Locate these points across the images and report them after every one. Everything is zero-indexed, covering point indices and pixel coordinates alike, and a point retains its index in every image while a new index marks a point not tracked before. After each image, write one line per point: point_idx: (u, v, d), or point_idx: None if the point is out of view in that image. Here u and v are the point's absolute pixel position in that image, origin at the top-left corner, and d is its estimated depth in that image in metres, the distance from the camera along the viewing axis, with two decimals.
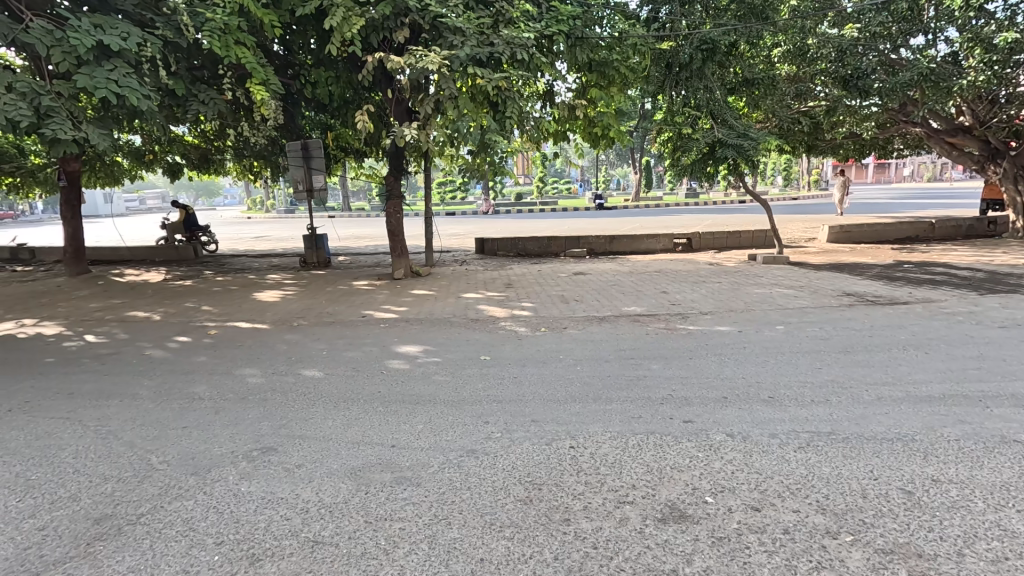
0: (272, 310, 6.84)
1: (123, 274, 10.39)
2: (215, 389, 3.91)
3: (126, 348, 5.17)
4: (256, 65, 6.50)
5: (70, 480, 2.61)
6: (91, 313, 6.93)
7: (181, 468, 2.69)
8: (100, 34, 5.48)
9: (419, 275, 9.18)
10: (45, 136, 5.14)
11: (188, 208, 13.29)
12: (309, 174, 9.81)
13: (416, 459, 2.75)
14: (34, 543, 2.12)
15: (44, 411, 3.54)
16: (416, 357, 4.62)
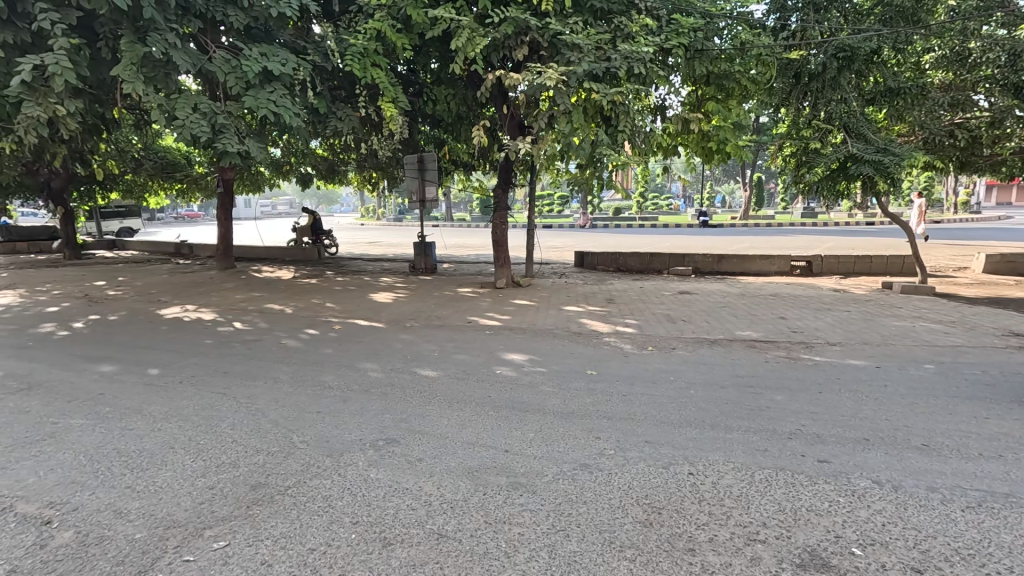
0: (386, 310, 7.33)
1: (261, 271, 11.74)
2: (341, 379, 4.26)
3: (267, 336, 5.82)
4: (388, 84, 7.10)
5: (230, 448, 2.98)
6: (237, 303, 7.90)
7: (319, 449, 2.95)
8: (266, 61, 6.31)
9: (520, 285, 9.34)
10: (218, 149, 5.98)
11: (315, 214, 14.71)
12: (423, 186, 10.40)
13: (530, 466, 2.78)
14: (206, 499, 2.44)
15: (206, 386, 4.09)
16: (522, 365, 4.69)
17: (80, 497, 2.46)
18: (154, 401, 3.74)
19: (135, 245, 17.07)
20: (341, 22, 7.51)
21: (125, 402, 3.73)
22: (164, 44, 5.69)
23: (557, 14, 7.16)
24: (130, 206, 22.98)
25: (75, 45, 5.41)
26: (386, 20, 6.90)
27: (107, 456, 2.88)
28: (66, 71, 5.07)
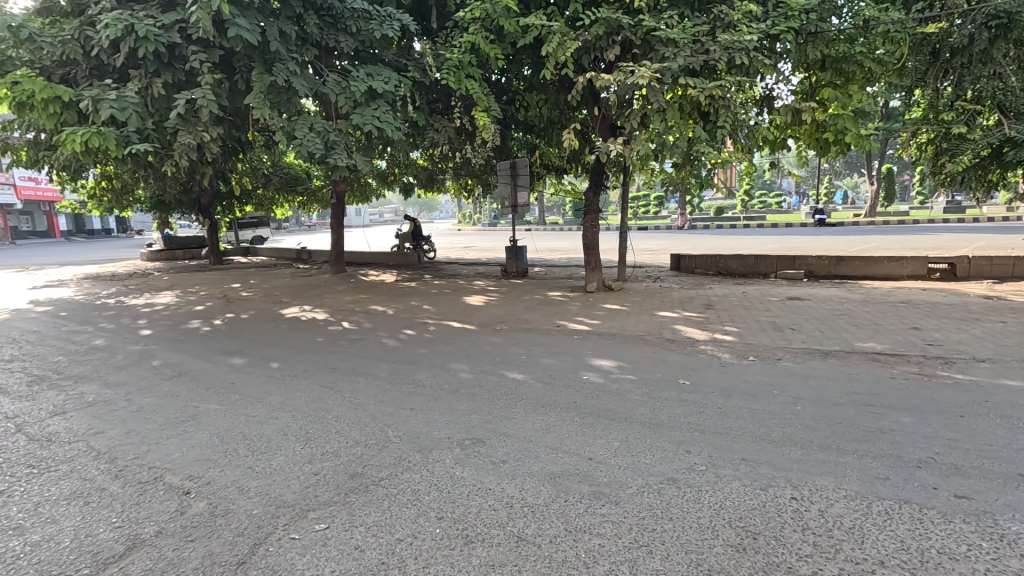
0: (478, 313, 7.56)
1: (367, 275, 12.67)
2: (434, 378, 4.47)
3: (370, 336, 6.27)
4: (482, 95, 7.34)
5: (334, 438, 3.25)
6: (346, 305, 8.60)
7: (410, 445, 3.12)
8: (371, 81, 6.83)
9: (612, 289, 9.14)
10: (330, 164, 6.58)
11: (415, 221, 15.57)
12: (515, 191, 10.57)
13: (614, 477, 2.70)
14: (312, 483, 2.68)
15: (317, 380, 4.50)
16: (610, 371, 4.58)
17: (212, 473, 2.83)
18: (274, 392, 4.20)
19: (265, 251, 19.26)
20: (439, 39, 7.89)
21: (251, 392, 4.23)
22: (287, 72, 6.37)
23: (651, 9, 6.94)
24: (262, 217, 26.03)
25: (217, 80, 6.24)
26: (480, 32, 7.13)
27: (235, 438, 3.28)
28: (210, 103, 5.86)
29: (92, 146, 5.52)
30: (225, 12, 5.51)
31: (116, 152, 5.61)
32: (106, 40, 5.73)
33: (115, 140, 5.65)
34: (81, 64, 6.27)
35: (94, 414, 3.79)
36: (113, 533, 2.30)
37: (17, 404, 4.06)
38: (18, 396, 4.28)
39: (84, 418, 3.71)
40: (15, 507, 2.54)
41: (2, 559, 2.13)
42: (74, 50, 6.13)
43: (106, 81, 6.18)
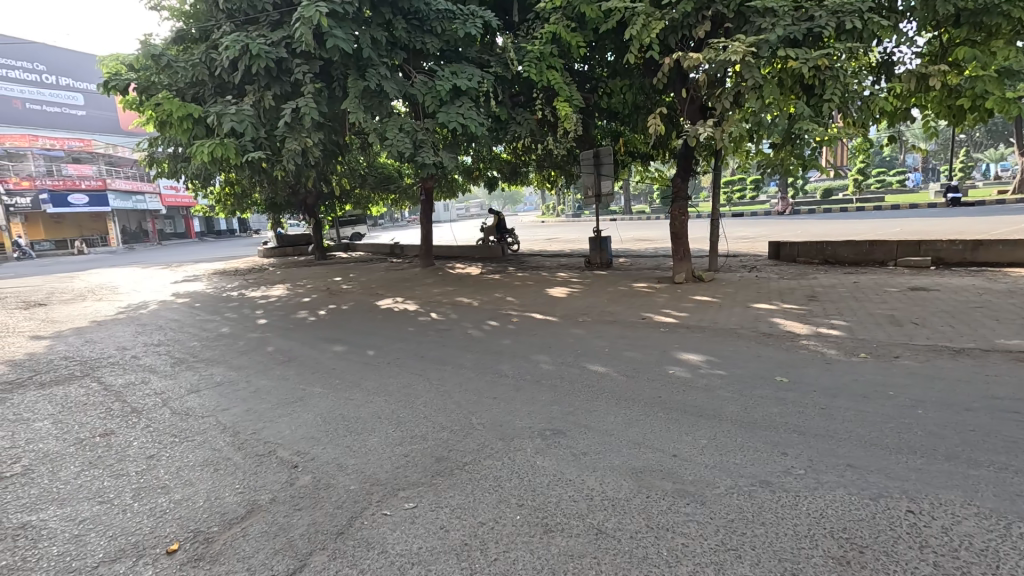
0: (561, 305, 7.54)
1: (454, 268, 13.14)
2: (516, 368, 4.55)
3: (456, 327, 6.51)
4: (563, 85, 7.29)
5: (422, 422, 3.44)
6: (434, 297, 8.98)
7: (493, 432, 3.22)
8: (456, 79, 7.04)
9: (702, 280, 8.69)
10: (419, 162, 6.89)
11: (500, 214, 15.83)
12: (599, 181, 10.37)
13: (701, 476, 2.59)
14: (402, 464, 2.86)
15: (407, 367, 4.77)
16: (698, 366, 4.37)
17: (316, 449, 3.11)
18: (369, 377, 4.52)
19: (362, 248, 20.64)
20: (521, 31, 7.93)
21: (349, 377, 4.58)
22: (378, 77, 6.76)
23: None
24: (360, 215, 27.89)
25: (318, 89, 6.77)
26: (561, 21, 7.06)
27: (336, 419, 3.58)
28: (312, 111, 6.38)
29: (216, 156, 6.24)
30: (324, 24, 5.94)
31: (236, 160, 6.29)
32: (226, 60, 6.42)
33: (235, 149, 6.34)
34: (207, 84, 7.10)
35: (221, 393, 4.32)
36: (237, 497, 2.63)
37: (163, 382, 4.73)
38: (164, 375, 4.98)
39: (214, 396, 4.24)
40: (163, 469, 2.98)
41: (153, 512, 2.52)
42: (203, 71, 6.95)
43: (227, 97, 6.94)
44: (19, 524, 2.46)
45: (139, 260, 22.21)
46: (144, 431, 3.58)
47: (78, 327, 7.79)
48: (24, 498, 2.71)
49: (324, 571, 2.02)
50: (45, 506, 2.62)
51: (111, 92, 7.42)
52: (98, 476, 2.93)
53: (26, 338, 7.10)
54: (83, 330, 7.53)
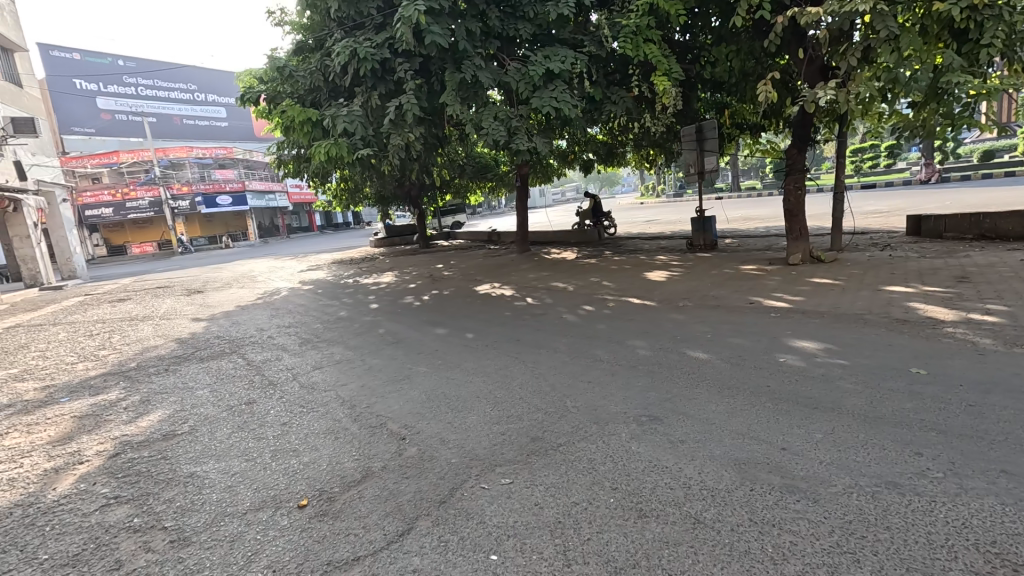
0: (659, 289, 7.27)
1: (550, 253, 13.18)
2: (611, 353, 4.49)
3: (551, 311, 6.56)
4: (661, 57, 6.94)
5: (517, 403, 3.55)
6: (530, 282, 9.10)
7: (587, 415, 3.23)
8: (549, 63, 7.01)
9: (821, 261, 7.87)
10: (513, 149, 6.98)
11: (596, 197, 15.53)
12: (702, 157, 9.74)
13: (813, 472, 2.39)
14: (499, 442, 2.98)
15: (504, 350, 4.91)
16: (814, 354, 4.00)
17: (421, 424, 3.35)
18: (468, 359, 4.74)
19: (462, 235, 21.42)
20: (615, 6, 7.65)
21: (450, 358, 4.84)
22: (474, 68, 6.91)
23: None
24: (459, 204, 28.88)
25: (418, 85, 7.13)
26: None
27: (439, 397, 3.82)
28: (413, 106, 6.74)
29: (332, 155, 6.84)
30: (422, 22, 6.21)
31: (348, 158, 6.85)
32: (338, 66, 6.99)
33: (347, 147, 6.89)
34: (323, 90, 7.77)
35: (340, 370, 4.79)
36: (354, 463, 2.92)
37: (293, 359, 5.35)
38: (294, 353, 5.63)
39: (334, 372, 4.72)
40: (294, 435, 3.39)
41: (287, 471, 2.89)
42: (319, 78, 7.63)
43: (339, 100, 7.54)
44: (188, 473, 2.95)
45: (272, 252, 24.99)
46: (279, 401, 4.09)
47: (227, 311, 9.04)
48: (192, 452, 3.25)
49: (428, 534, 2.18)
50: (206, 460, 3.12)
51: (247, 104, 8.43)
52: (244, 438, 3.42)
53: (189, 320, 8.38)
54: (231, 313, 8.71)
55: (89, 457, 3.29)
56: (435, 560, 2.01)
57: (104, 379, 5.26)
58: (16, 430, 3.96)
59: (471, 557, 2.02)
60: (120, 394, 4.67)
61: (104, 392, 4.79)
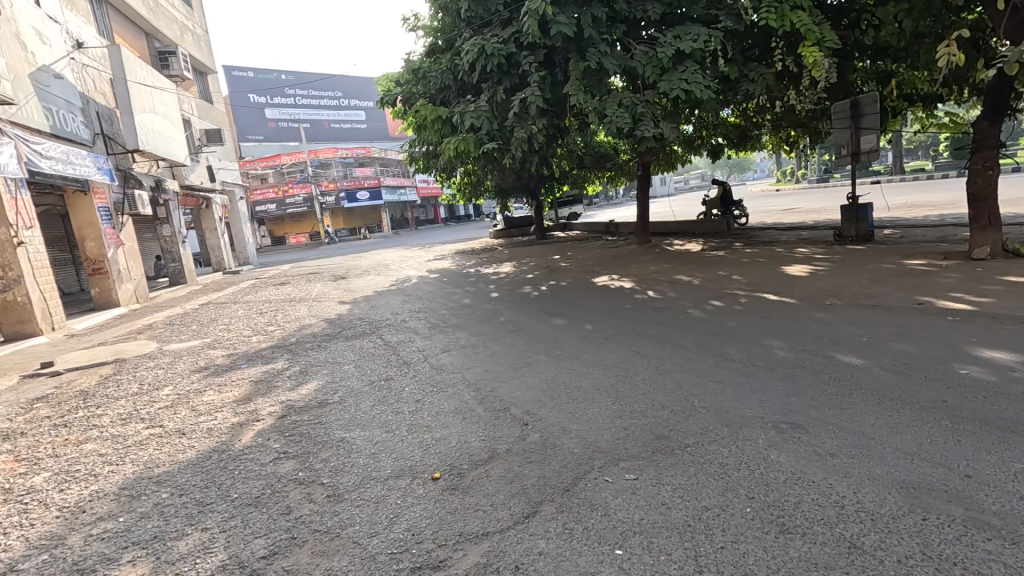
0: (800, 284, 6.56)
1: (673, 244, 12.57)
2: (744, 353, 4.17)
3: (675, 305, 6.25)
4: (812, 26, 6.21)
5: (641, 398, 3.45)
6: (651, 274, 8.76)
7: (718, 417, 3.04)
8: (679, 43, 6.63)
9: (1018, 256, 6.49)
10: (638, 136, 6.73)
11: (726, 184, 14.40)
12: (858, 136, 8.55)
13: (1009, 508, 2.00)
14: (622, 437, 2.93)
15: (625, 344, 4.80)
16: (1010, 368, 3.31)
17: (543, 412, 3.41)
18: (588, 350, 4.72)
19: (580, 226, 21.27)
20: None
21: (570, 348, 4.86)
22: (599, 55, 6.79)
23: None
24: (577, 195, 28.69)
25: (542, 77, 7.20)
26: None
27: (559, 386, 3.86)
28: (538, 99, 6.82)
29: (460, 150, 7.20)
30: (548, 13, 6.25)
31: (474, 152, 7.15)
32: (467, 64, 7.29)
33: (474, 142, 7.20)
34: (452, 87, 8.18)
35: (465, 354, 5.06)
36: (480, 443, 3.07)
37: (423, 342, 5.77)
38: (424, 336, 6.07)
39: (460, 356, 5.00)
40: (426, 412, 3.66)
41: (421, 445, 3.13)
42: (449, 77, 8.06)
43: (467, 96, 7.88)
44: (339, 438, 3.34)
45: (403, 243, 27.08)
46: (412, 379, 4.45)
47: (366, 296, 10.00)
48: (342, 419, 3.67)
49: (553, 520, 2.22)
50: (353, 428, 3.50)
51: (386, 106, 9.20)
52: (385, 411, 3.77)
53: (336, 303, 9.42)
54: (370, 298, 9.63)
55: (264, 416, 3.89)
56: (560, 546, 2.04)
57: (272, 351, 6.14)
58: (211, 388, 4.81)
59: (596, 548, 2.02)
60: (285, 364, 5.43)
61: (273, 362, 5.59)
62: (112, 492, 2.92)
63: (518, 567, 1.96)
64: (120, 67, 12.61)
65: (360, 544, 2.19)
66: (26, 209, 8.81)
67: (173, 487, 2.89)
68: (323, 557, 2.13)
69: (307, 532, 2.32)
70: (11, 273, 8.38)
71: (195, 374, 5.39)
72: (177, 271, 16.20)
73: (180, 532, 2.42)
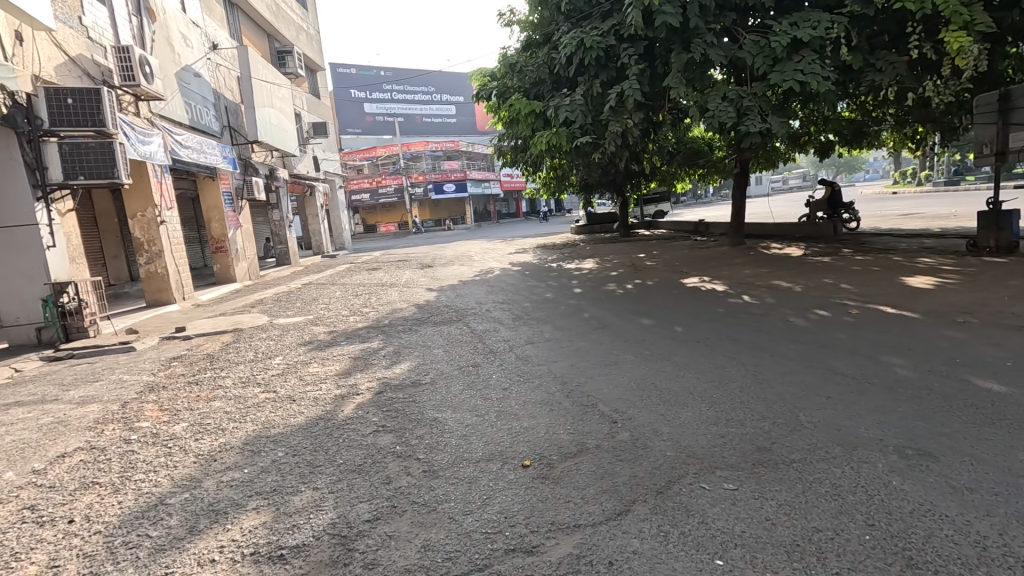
0: (924, 298, 5.88)
1: (770, 247, 11.76)
2: (857, 368, 3.81)
3: (774, 312, 5.86)
4: (959, 7, 5.51)
5: (738, 407, 3.28)
6: (746, 278, 8.27)
7: (828, 434, 2.81)
8: (796, 31, 6.17)
9: None
10: (742, 131, 6.35)
11: (835, 184, 13.22)
12: (1006, 132, 7.49)
13: None
14: (718, 444, 2.81)
15: (718, 349, 4.58)
16: None
17: (633, 411, 3.35)
18: (678, 353, 4.55)
19: (666, 225, 20.53)
20: None
21: (659, 349, 4.73)
22: (704, 45, 6.49)
23: None
24: (664, 192, 27.69)
25: (641, 70, 7.01)
26: None
27: (649, 387, 3.77)
28: (635, 92, 6.65)
29: (551, 144, 7.22)
30: (653, 3, 6.07)
31: (566, 147, 7.13)
32: (564, 58, 7.28)
33: (566, 136, 7.17)
34: (546, 81, 8.19)
35: (550, 347, 5.08)
36: (569, 436, 3.08)
37: (508, 332, 5.87)
38: (509, 326, 6.18)
39: (545, 349, 5.04)
40: (514, 401, 3.73)
41: (510, 432, 3.19)
42: (545, 72, 8.08)
43: (562, 91, 7.86)
44: (432, 418, 3.50)
45: (485, 235, 27.62)
46: (499, 368, 4.54)
47: (452, 284, 10.34)
48: (434, 400, 3.83)
49: (647, 521, 2.18)
50: (445, 409, 3.65)
51: (480, 100, 9.42)
52: (474, 395, 3.90)
53: (424, 290, 9.83)
54: (456, 287, 9.94)
55: (363, 390, 4.16)
56: (655, 548, 2.00)
57: (367, 330, 6.55)
58: (316, 361, 5.22)
59: (695, 555, 1.95)
60: (379, 344, 5.77)
61: (369, 341, 5.95)
62: (238, 445, 3.27)
63: (612, 563, 1.94)
64: (246, 66, 13.95)
65: (455, 521, 2.28)
66: (168, 192, 10.03)
67: (287, 447, 3.18)
68: (422, 528, 2.25)
69: (406, 503, 2.46)
70: (155, 248, 9.61)
71: (302, 347, 5.87)
72: (283, 252, 17.69)
73: (296, 489, 2.67)
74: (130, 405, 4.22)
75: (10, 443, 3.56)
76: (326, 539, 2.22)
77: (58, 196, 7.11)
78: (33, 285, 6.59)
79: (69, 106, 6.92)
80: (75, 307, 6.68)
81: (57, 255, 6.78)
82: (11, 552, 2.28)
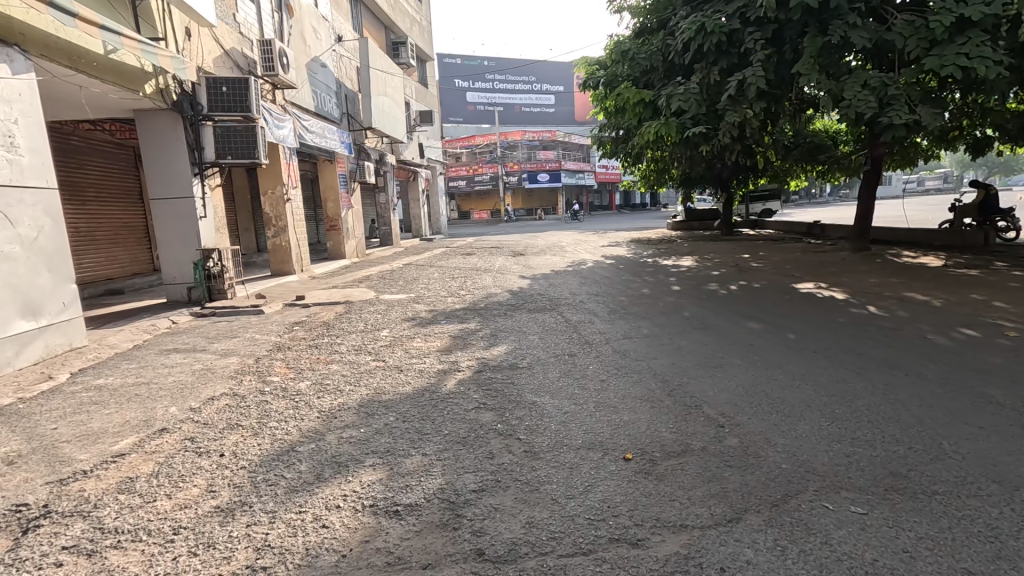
0: None
1: (902, 256, 10.49)
2: (1019, 399, 3.29)
3: (907, 327, 5.24)
4: None
5: (866, 426, 2.99)
6: (872, 287, 7.47)
7: (980, 469, 2.48)
8: (962, 8, 5.39)
9: None
10: (883, 123, 5.67)
11: (990, 187, 11.35)
12: None
13: None
14: (844, 464, 2.58)
15: (840, 362, 4.19)
16: None
17: (743, 417, 3.17)
18: (793, 362, 4.23)
19: (774, 225, 19.05)
20: None
21: (770, 356, 4.42)
22: (845, 27, 5.88)
23: None
24: (774, 189, 25.66)
25: (768, 55, 6.52)
26: None
27: (760, 394, 3.54)
28: (759, 79, 6.20)
29: (660, 134, 6.94)
30: None
31: (676, 137, 6.81)
32: (681, 43, 6.95)
33: (676, 126, 6.84)
34: (658, 69, 7.88)
35: (649, 343, 4.95)
36: (673, 435, 2.98)
37: (604, 325, 5.79)
38: (604, 319, 6.11)
39: (644, 344, 4.91)
40: (613, 393, 3.69)
41: (611, 424, 3.16)
42: (658, 59, 7.78)
43: (675, 78, 7.53)
44: (531, 401, 3.56)
45: (577, 226, 27.39)
46: (597, 359, 4.51)
47: (545, 273, 10.39)
48: (533, 384, 3.90)
49: (761, 532, 2.07)
50: (543, 394, 3.69)
51: (586, 89, 9.29)
52: (571, 384, 3.91)
53: (517, 277, 9.99)
54: (549, 276, 9.99)
55: (463, 368, 4.35)
56: (772, 561, 1.90)
57: (465, 312, 6.79)
58: (419, 336, 5.53)
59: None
60: (477, 325, 5.97)
61: (467, 322, 6.17)
62: (354, 406, 3.56)
63: (725, 569, 1.87)
64: (366, 57, 14.89)
65: (559, 503, 2.31)
66: (294, 172, 11.04)
67: (398, 413, 3.41)
68: (526, 504, 2.32)
69: (510, 479, 2.53)
70: (281, 223, 10.63)
71: (406, 322, 6.24)
72: (387, 233, 18.79)
73: (407, 452, 2.85)
74: (263, 361, 4.76)
75: (171, 383, 4.16)
76: (437, 502, 2.35)
77: (211, 172, 8.09)
78: (187, 249, 7.59)
79: (224, 93, 7.83)
80: (218, 271, 7.59)
81: (207, 224, 7.76)
82: (178, 474, 2.68)
